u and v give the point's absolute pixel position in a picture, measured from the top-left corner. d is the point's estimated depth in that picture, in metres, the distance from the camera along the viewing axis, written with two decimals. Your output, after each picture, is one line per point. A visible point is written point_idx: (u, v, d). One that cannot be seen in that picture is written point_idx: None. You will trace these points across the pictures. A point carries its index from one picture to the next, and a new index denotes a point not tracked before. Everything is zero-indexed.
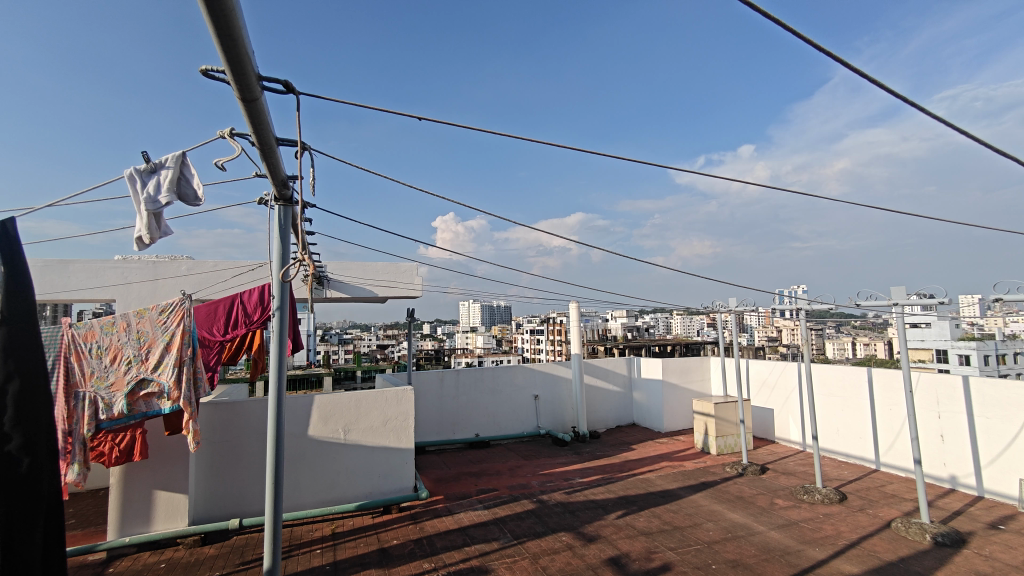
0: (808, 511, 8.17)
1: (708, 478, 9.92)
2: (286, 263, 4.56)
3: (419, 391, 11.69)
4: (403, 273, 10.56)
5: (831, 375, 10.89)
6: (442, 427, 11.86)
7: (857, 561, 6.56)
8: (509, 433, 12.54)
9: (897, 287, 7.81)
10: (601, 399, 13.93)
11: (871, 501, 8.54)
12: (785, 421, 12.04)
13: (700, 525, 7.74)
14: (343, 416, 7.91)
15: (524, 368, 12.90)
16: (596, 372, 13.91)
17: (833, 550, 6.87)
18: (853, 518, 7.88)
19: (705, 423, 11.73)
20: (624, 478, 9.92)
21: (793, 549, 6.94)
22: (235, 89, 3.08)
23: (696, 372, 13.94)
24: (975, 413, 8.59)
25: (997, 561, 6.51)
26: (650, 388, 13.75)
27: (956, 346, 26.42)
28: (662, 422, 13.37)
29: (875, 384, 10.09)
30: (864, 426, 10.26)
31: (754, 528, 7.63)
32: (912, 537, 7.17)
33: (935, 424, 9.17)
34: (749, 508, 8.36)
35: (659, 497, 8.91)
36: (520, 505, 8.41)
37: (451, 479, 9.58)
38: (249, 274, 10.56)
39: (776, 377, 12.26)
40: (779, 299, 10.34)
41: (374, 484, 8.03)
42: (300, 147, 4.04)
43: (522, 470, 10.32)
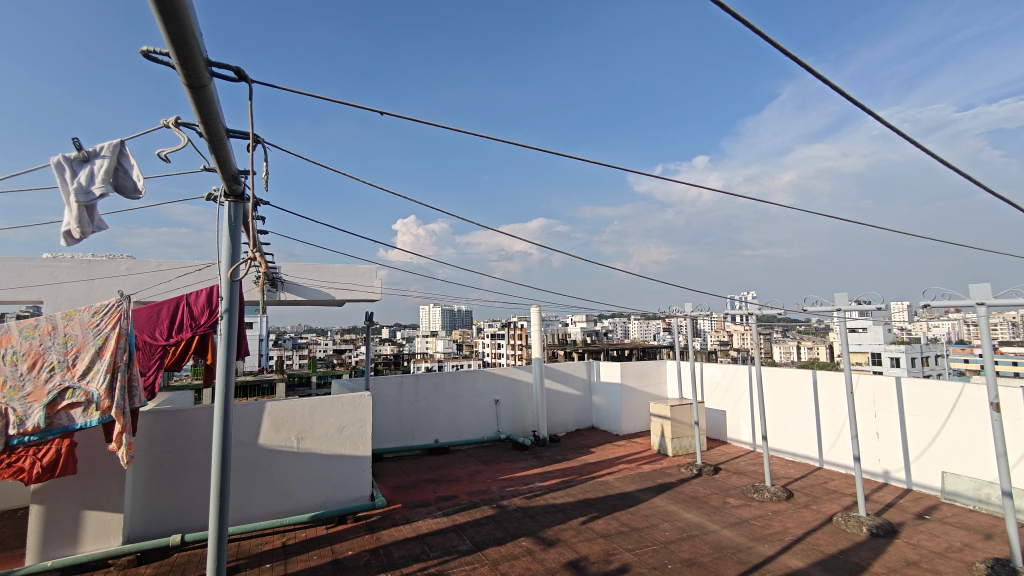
0: (758, 509, 8.47)
1: (665, 479, 10.13)
2: (235, 262, 4.33)
3: (377, 397, 11.42)
4: (361, 275, 10.29)
5: (778, 377, 11.35)
6: (400, 434, 11.62)
7: (803, 555, 6.84)
8: (470, 438, 12.42)
9: (839, 294, 8.22)
10: (561, 403, 14.03)
11: (815, 497, 8.94)
12: (736, 422, 12.47)
13: (656, 526, 7.88)
14: (296, 424, 7.61)
15: (485, 373, 12.83)
16: (556, 376, 14.00)
17: (781, 545, 7.14)
18: (799, 514, 8.23)
19: (661, 425, 11.99)
20: (583, 481, 10.00)
21: (744, 546, 7.17)
22: (181, 75, 2.90)
23: (653, 375, 14.25)
24: (907, 412, 9.15)
25: (924, 549, 6.95)
26: (609, 391, 13.95)
27: (888, 349, 28.23)
28: (620, 425, 13.59)
29: (819, 385, 10.59)
30: (809, 425, 10.75)
31: (707, 526, 7.84)
32: (850, 530, 7.55)
33: (871, 423, 9.69)
34: (703, 508, 8.59)
35: (618, 499, 9.03)
36: (480, 511, 8.33)
37: (410, 486, 9.39)
38: (196, 275, 10.01)
39: (728, 380, 12.69)
40: (731, 304, 10.70)
41: (329, 493, 7.75)
42: (253, 140, 3.84)
43: (482, 475, 10.23)
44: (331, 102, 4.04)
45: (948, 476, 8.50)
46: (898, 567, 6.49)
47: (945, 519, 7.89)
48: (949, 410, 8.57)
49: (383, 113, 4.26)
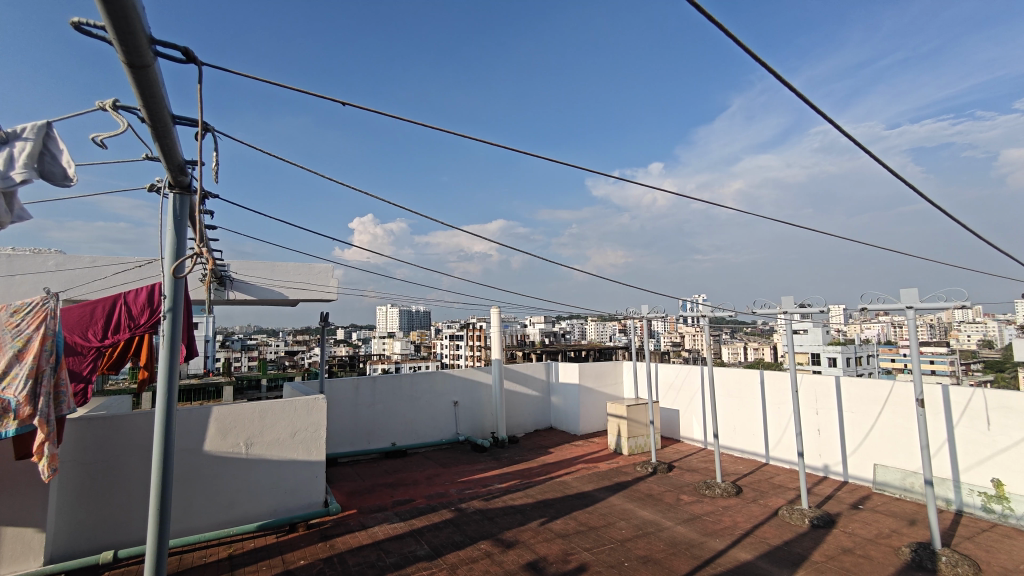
0: (709, 505, 8.75)
1: (621, 478, 10.30)
2: (180, 257, 4.07)
3: (332, 400, 11.07)
4: (317, 274, 9.94)
5: (728, 377, 11.77)
6: (356, 438, 11.31)
7: (751, 548, 7.10)
8: (427, 441, 12.23)
9: (785, 297, 8.60)
10: (519, 405, 14.03)
11: (762, 492, 9.31)
12: (689, 420, 12.85)
13: (613, 524, 7.99)
14: (245, 428, 7.25)
15: (443, 375, 12.68)
16: (515, 377, 14.01)
17: (731, 540, 7.39)
18: (748, 509, 8.55)
19: (618, 425, 12.19)
20: (541, 482, 10.03)
21: (696, 541, 7.37)
22: (120, 52, 2.69)
23: (609, 375, 14.49)
24: (844, 408, 9.68)
25: (858, 537, 7.37)
26: (567, 392, 14.08)
27: (826, 350, 29.90)
28: (578, 425, 13.74)
29: (766, 384, 11.05)
30: (756, 423, 11.21)
31: (662, 523, 8.02)
32: (794, 522, 7.90)
33: (813, 420, 10.19)
34: (658, 505, 8.78)
35: (576, 499, 9.11)
36: (438, 514, 8.20)
37: (365, 491, 9.14)
38: (135, 273, 9.35)
39: (681, 380, 13.06)
40: (685, 306, 11.00)
41: (280, 500, 7.43)
42: (201, 127, 3.62)
43: (441, 478, 10.10)
44: (287, 90, 3.87)
45: (879, 468, 9.10)
46: (836, 555, 6.85)
47: (876, 508, 8.40)
48: (881, 406, 9.13)
49: (343, 104, 4.14)
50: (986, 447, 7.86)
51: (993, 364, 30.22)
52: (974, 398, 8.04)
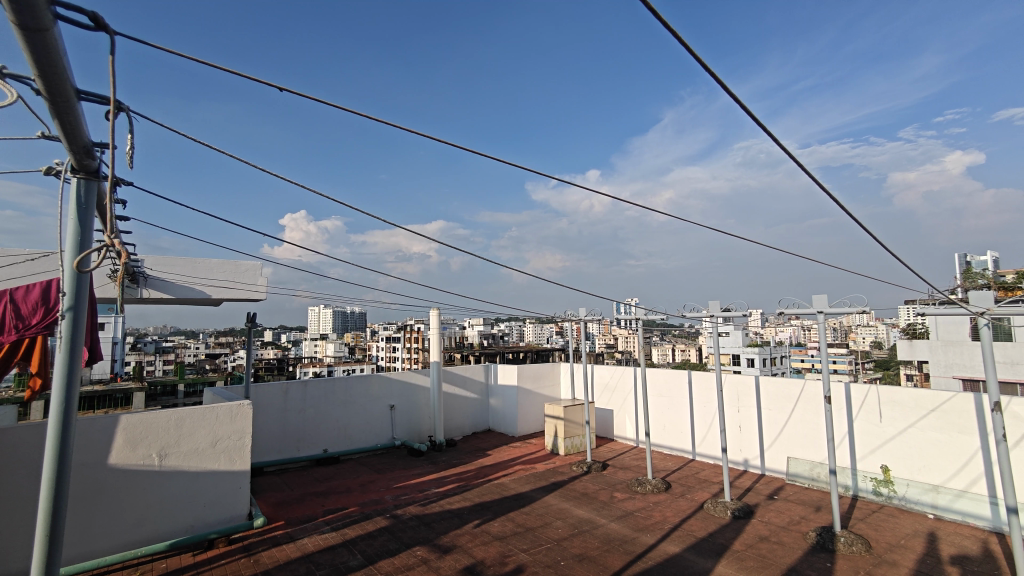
0: (640, 501, 9.08)
1: (558, 478, 10.45)
2: (84, 249, 3.67)
3: (258, 406, 10.43)
4: (244, 272, 9.37)
5: (659, 377, 12.26)
6: (284, 445, 10.72)
7: (679, 541, 7.43)
8: (362, 446, 11.83)
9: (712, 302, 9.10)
10: (457, 407, 13.89)
11: (689, 487, 9.78)
12: (622, 419, 13.28)
13: (550, 524, 8.09)
14: (158, 438, 6.67)
15: (380, 378, 12.32)
16: (454, 379, 13.88)
17: (660, 534, 7.70)
18: (676, 504, 8.94)
19: (555, 425, 12.37)
20: (479, 485, 9.97)
21: (629, 537, 7.61)
22: (12, 13, 2.39)
23: (547, 377, 14.69)
24: (763, 406, 10.37)
25: (773, 525, 7.91)
26: (506, 394, 14.13)
27: (745, 351, 32.12)
28: (516, 427, 13.82)
29: (694, 384, 11.63)
30: (684, 421, 11.77)
31: (597, 521, 8.22)
32: (717, 514, 8.35)
33: (735, 417, 10.82)
34: (593, 503, 8.99)
35: (513, 501, 9.13)
36: (372, 522, 7.94)
37: (293, 501, 8.67)
38: (26, 267, 8.39)
39: (616, 381, 13.47)
40: (619, 309, 11.37)
41: (197, 515, 6.89)
42: (113, 106, 3.27)
43: (375, 485, 9.78)
44: (213, 68, 3.59)
45: (791, 460, 9.83)
46: (754, 543, 7.31)
47: (789, 497, 9.06)
48: (794, 403, 9.87)
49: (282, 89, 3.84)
50: (878, 437, 8.70)
51: (883, 363, 33.67)
52: (869, 394, 8.87)
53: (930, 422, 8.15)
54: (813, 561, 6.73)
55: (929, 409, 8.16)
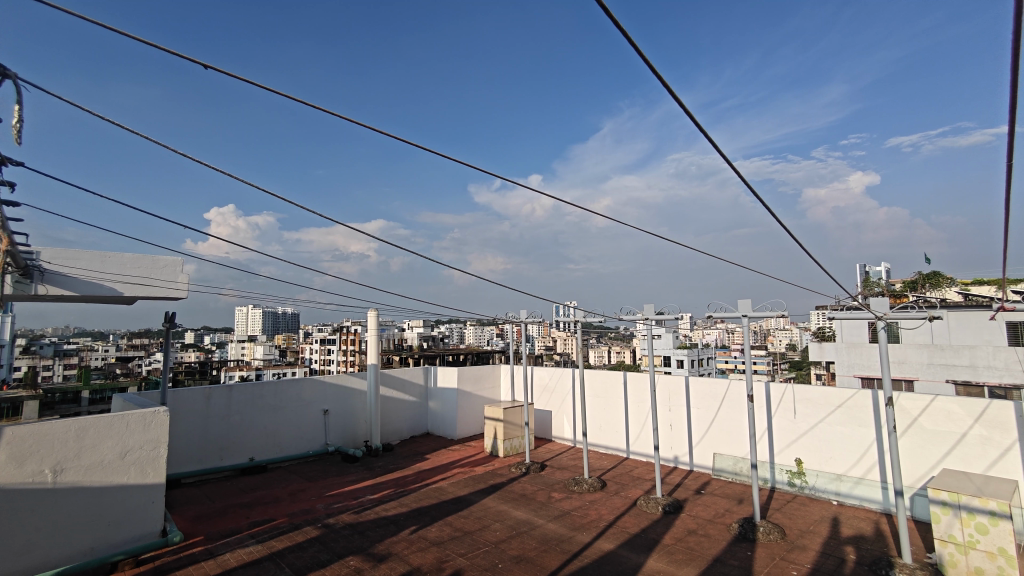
0: (577, 500, 9.25)
1: (496, 480, 10.45)
2: None
3: (176, 413, 9.67)
4: (162, 268, 8.67)
5: (597, 378, 12.56)
6: (205, 455, 9.99)
7: (613, 538, 7.64)
8: (293, 454, 11.27)
9: (647, 305, 9.45)
10: (395, 411, 13.56)
11: (623, 485, 10.08)
12: (561, 420, 13.49)
13: (488, 527, 8.06)
14: (55, 451, 5.99)
15: (313, 381, 11.80)
16: (391, 382, 13.54)
17: (596, 532, 7.88)
18: (611, 501, 9.19)
19: (494, 428, 12.37)
20: (416, 490, 9.78)
21: (566, 536, 7.73)
22: None
23: (487, 380, 14.65)
24: (692, 405, 10.88)
25: (700, 518, 8.30)
26: (445, 397, 13.96)
27: (675, 353, 33.71)
28: (455, 430, 13.69)
29: (629, 385, 12.01)
30: (619, 421, 12.13)
31: (534, 522, 8.28)
32: (649, 510, 8.67)
33: (666, 416, 11.27)
34: (531, 504, 9.06)
35: (451, 505, 9.03)
36: (302, 533, 7.57)
37: (214, 515, 8.11)
38: None
39: (555, 382, 13.66)
40: (559, 311, 11.53)
41: (101, 534, 6.28)
42: None
43: (306, 493, 9.34)
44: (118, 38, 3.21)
45: (717, 456, 10.38)
46: (682, 537, 7.65)
47: (714, 491, 9.56)
48: (720, 402, 10.44)
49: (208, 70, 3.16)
50: (793, 432, 9.37)
51: (796, 364, 36.47)
52: (786, 393, 9.54)
53: (836, 418, 8.87)
54: (736, 551, 7.14)
55: (836, 405, 8.89)
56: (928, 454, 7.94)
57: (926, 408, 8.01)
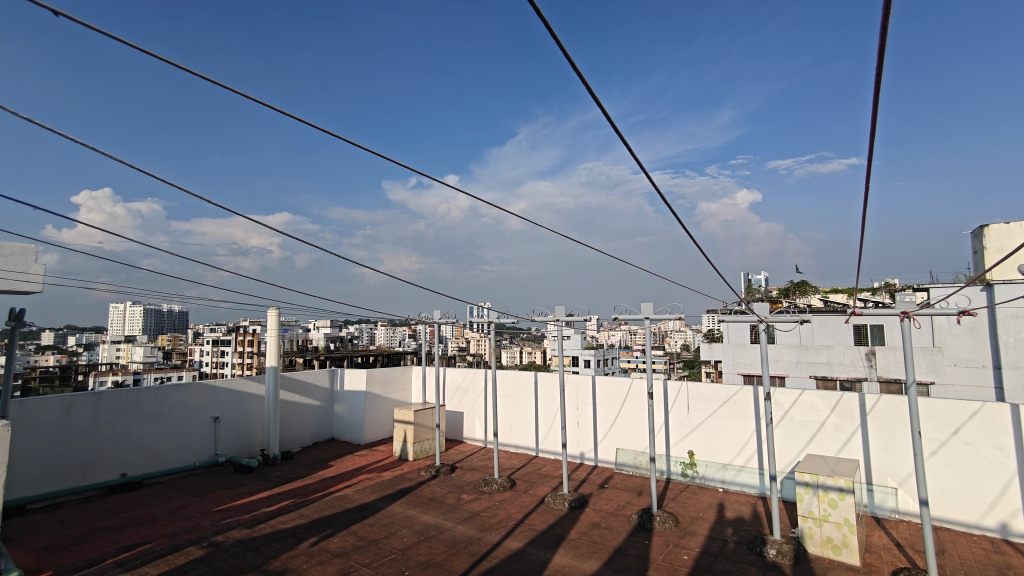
0: (487, 501, 9.26)
1: (405, 485, 10.15)
2: None
3: (24, 427, 8.28)
4: (8, 257, 7.38)
5: (508, 379, 12.68)
6: (62, 473, 8.66)
7: (521, 536, 7.72)
8: (174, 467, 10.14)
9: (558, 307, 9.67)
10: (296, 416, 12.71)
11: (532, 483, 10.25)
12: (472, 421, 13.46)
13: (395, 534, 7.80)
14: None
15: (202, 386, 10.73)
16: (293, 385, 12.67)
17: (504, 532, 7.92)
18: (520, 500, 9.30)
19: (403, 431, 12.04)
20: (318, 499, 9.21)
21: (475, 538, 7.70)
22: None
23: (398, 382, 14.22)
24: (598, 404, 11.33)
25: (604, 512, 8.66)
26: (352, 400, 13.35)
27: (581, 354, 35.10)
28: (362, 434, 13.14)
29: (539, 385, 12.26)
30: (529, 420, 12.34)
31: (443, 525, 8.15)
32: (556, 506, 8.88)
33: (574, 415, 11.65)
34: (440, 508, 8.91)
35: (356, 513, 8.63)
36: (182, 555, 6.81)
37: (70, 543, 7.04)
38: None
39: (467, 384, 13.59)
40: (473, 312, 11.46)
41: None
42: None
43: (190, 509, 8.44)
44: None
45: (620, 451, 10.92)
46: (587, 530, 7.92)
47: (616, 485, 10.03)
48: (624, 399, 10.99)
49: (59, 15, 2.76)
50: (687, 426, 10.09)
51: (689, 364, 39.60)
52: (681, 390, 10.24)
53: (723, 412, 9.70)
54: (635, 541, 7.53)
55: (723, 400, 9.72)
56: (795, 441, 8.94)
57: (795, 401, 8.99)
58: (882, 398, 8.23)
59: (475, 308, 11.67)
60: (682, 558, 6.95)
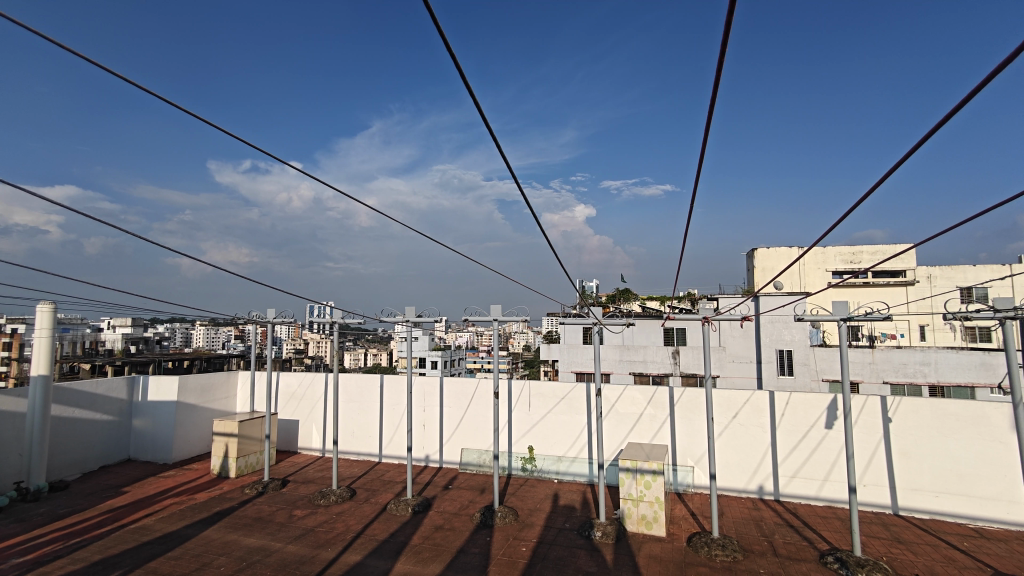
0: (322, 515, 8.58)
1: (223, 506, 8.91)
2: None
3: None
4: None
5: (351, 382, 11.97)
6: None
7: (360, 549, 7.30)
8: None
9: (408, 308, 9.39)
10: (77, 436, 10.37)
11: (373, 491, 9.79)
12: (308, 429, 12.41)
13: (209, 564, 6.80)
14: None
15: None
16: (74, 398, 10.30)
17: (341, 546, 7.41)
18: (359, 510, 8.82)
19: (224, 444, 10.57)
20: (103, 535, 7.60)
21: (308, 557, 7.07)
22: None
23: (219, 389, 12.44)
24: (445, 405, 11.30)
25: (447, 513, 8.65)
26: (157, 413, 11.34)
27: (428, 355, 34.85)
28: (169, 452, 11.23)
29: (384, 388, 11.80)
30: (373, 424, 11.81)
31: (270, 547, 7.33)
32: (399, 512, 8.60)
33: (420, 417, 11.47)
34: (266, 528, 8.01)
35: (157, 546, 7.32)
36: None
37: None
38: None
39: (303, 389, 12.47)
40: (313, 311, 10.55)
41: None
42: None
43: None
44: None
45: (464, 451, 11.06)
46: (430, 534, 7.82)
47: (460, 485, 10.12)
48: (470, 400, 11.14)
49: None
50: (528, 423, 10.61)
51: (528, 363, 41.98)
52: (523, 389, 10.72)
53: (560, 408, 10.42)
54: (477, 539, 7.66)
55: (561, 397, 10.44)
56: (618, 431, 9.97)
57: (619, 395, 10.01)
58: (686, 391, 9.62)
59: (316, 308, 10.75)
60: (521, 551, 7.25)
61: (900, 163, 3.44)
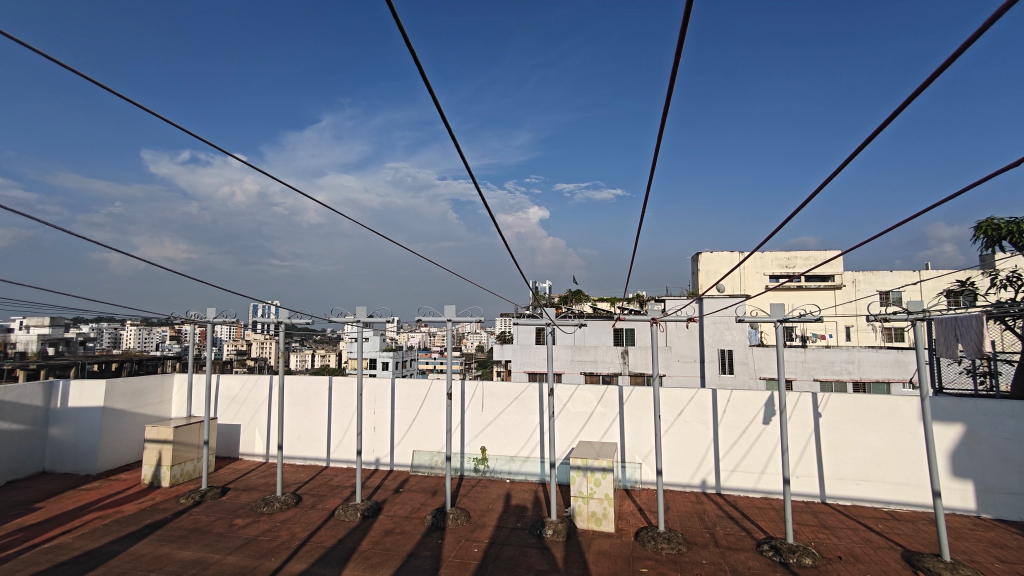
0: (266, 523, 8.25)
1: (156, 518, 8.39)
2: None
3: None
4: None
5: (298, 384, 11.57)
6: None
7: (306, 557, 7.07)
8: None
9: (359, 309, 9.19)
10: None
11: (320, 496, 9.50)
12: (251, 434, 11.90)
13: None
14: None
15: None
16: None
17: (285, 555, 7.15)
18: (306, 516, 8.54)
19: (158, 452, 9.96)
20: (13, 557, 6.99)
21: (249, 568, 6.78)
22: None
23: (151, 394, 11.70)
24: (396, 407, 11.14)
25: (397, 517, 8.52)
26: (80, 420, 10.55)
27: (379, 356, 34.15)
28: (94, 462, 10.47)
29: (333, 390, 11.48)
30: (321, 428, 11.47)
31: (208, 560, 6.98)
32: (347, 518, 8.38)
33: (370, 419, 11.24)
34: (204, 539, 7.62)
35: (77, 565, 6.81)
36: None
37: None
38: None
39: (245, 392, 11.94)
40: (257, 310, 10.13)
41: None
42: None
43: None
44: None
45: (416, 453, 10.94)
46: (380, 539, 7.68)
47: (411, 487, 10.01)
48: (422, 401, 11.03)
49: None
50: (481, 424, 10.62)
51: (481, 364, 41.95)
52: (476, 390, 10.72)
53: (513, 408, 10.50)
54: (428, 541, 7.60)
55: (514, 397, 10.52)
56: (570, 431, 10.15)
57: (571, 395, 10.19)
58: (635, 390, 9.93)
59: (260, 307, 10.33)
60: (472, 552, 7.26)
61: (835, 173, 3.67)
